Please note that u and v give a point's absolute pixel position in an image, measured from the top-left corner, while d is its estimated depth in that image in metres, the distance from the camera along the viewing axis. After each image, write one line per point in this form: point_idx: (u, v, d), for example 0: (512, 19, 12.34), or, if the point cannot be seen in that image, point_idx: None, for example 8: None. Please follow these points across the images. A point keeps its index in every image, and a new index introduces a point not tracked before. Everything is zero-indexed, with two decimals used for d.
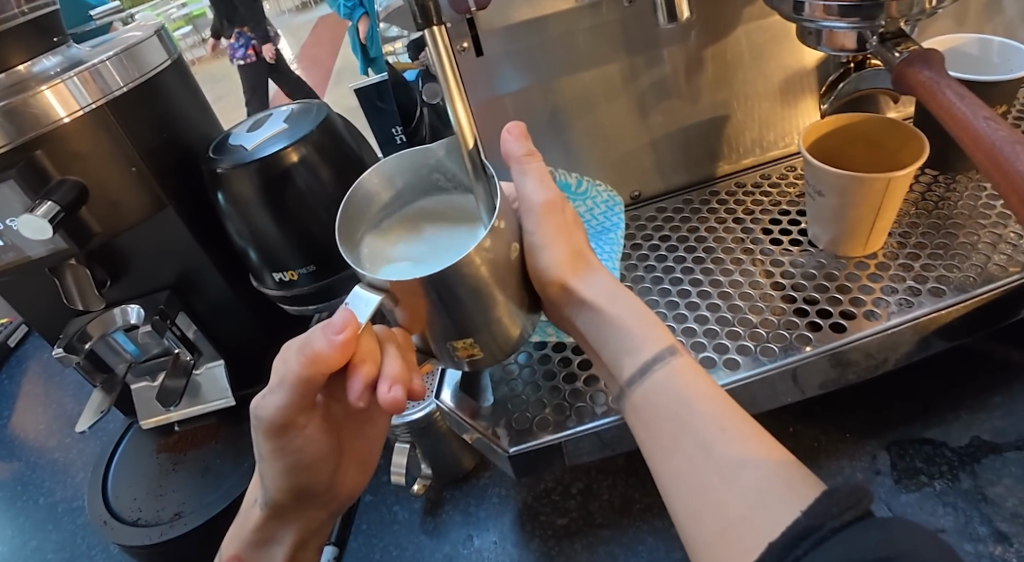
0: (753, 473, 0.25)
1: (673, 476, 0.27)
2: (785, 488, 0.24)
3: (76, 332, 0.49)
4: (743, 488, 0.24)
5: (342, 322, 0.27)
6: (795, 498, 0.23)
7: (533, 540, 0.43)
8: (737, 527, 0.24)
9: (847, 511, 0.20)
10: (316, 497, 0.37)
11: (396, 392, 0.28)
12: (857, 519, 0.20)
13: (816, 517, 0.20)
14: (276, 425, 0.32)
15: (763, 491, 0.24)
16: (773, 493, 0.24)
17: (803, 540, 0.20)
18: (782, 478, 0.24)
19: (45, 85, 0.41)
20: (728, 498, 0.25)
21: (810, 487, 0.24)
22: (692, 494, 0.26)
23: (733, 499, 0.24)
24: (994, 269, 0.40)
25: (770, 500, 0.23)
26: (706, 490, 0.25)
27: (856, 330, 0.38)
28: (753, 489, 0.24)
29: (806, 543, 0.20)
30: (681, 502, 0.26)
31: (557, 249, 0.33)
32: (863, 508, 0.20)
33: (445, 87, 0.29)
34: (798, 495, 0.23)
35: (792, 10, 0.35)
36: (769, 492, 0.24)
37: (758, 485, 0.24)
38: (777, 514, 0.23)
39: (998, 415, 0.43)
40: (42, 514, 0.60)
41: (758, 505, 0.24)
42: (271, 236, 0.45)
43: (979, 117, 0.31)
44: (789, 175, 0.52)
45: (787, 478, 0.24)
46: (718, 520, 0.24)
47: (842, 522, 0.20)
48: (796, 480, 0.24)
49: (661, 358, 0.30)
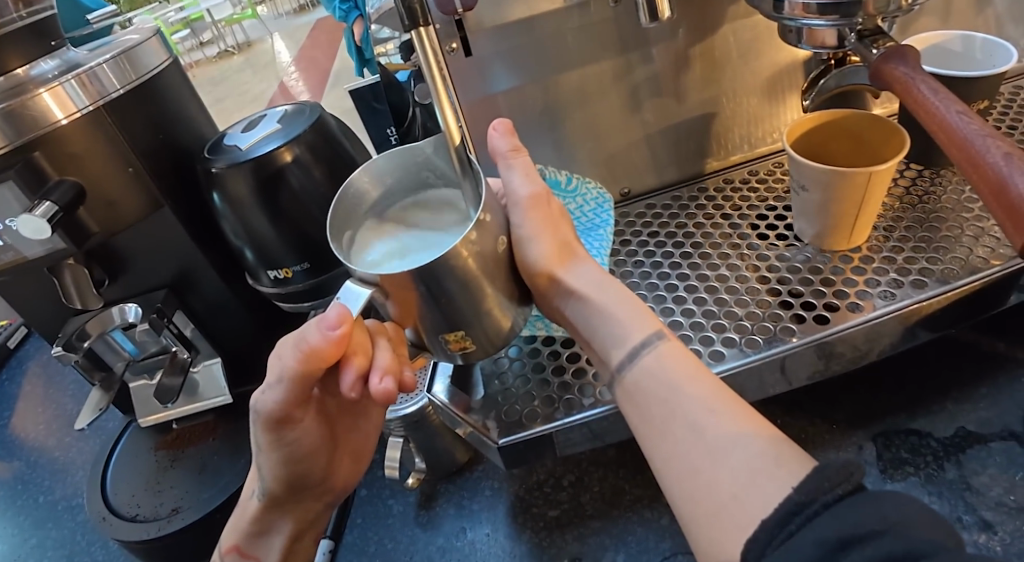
0: (742, 453, 0.25)
1: (668, 459, 0.28)
2: (774, 466, 0.24)
3: (75, 331, 0.50)
4: (734, 469, 0.25)
5: (336, 317, 0.27)
6: (784, 475, 0.24)
7: (525, 532, 0.44)
8: (730, 506, 0.24)
9: (837, 486, 0.21)
10: (311, 490, 0.38)
11: (388, 383, 0.28)
12: (847, 494, 0.21)
13: (807, 493, 0.21)
14: (271, 418, 0.32)
15: (752, 469, 0.25)
16: (762, 470, 0.24)
17: (797, 516, 0.21)
18: (770, 455, 0.25)
19: (43, 88, 0.42)
20: (720, 478, 0.25)
21: (799, 463, 0.24)
22: (686, 477, 0.27)
23: (724, 480, 0.25)
24: (977, 261, 0.41)
25: (760, 478, 0.24)
26: (699, 471, 0.26)
27: (840, 322, 0.39)
28: (743, 469, 0.25)
29: (798, 519, 0.21)
30: (676, 485, 0.27)
31: (544, 242, 0.34)
32: (853, 483, 0.21)
33: (433, 89, 0.30)
34: (786, 471, 0.24)
35: (773, 9, 0.36)
36: (758, 471, 0.24)
37: (748, 464, 0.25)
38: (767, 491, 0.23)
39: (983, 405, 0.44)
40: (42, 512, 0.61)
41: (748, 483, 0.24)
42: (267, 236, 0.45)
43: (953, 111, 0.32)
44: (777, 170, 0.53)
45: (777, 455, 0.25)
46: (711, 501, 0.25)
47: (834, 496, 0.21)
48: (784, 457, 0.25)
49: (649, 345, 0.31)
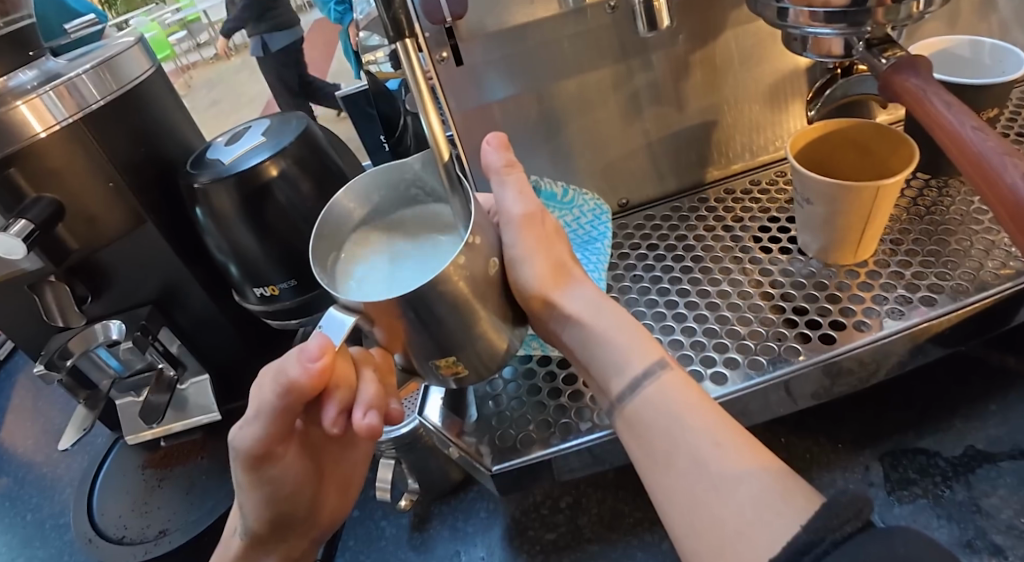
0: (749, 489, 0.24)
1: (669, 492, 0.26)
2: (782, 502, 0.23)
3: (58, 349, 0.48)
4: (740, 504, 0.24)
5: (318, 348, 0.26)
6: (793, 512, 0.23)
7: (521, 556, 0.43)
8: (735, 541, 0.23)
9: (847, 523, 0.20)
10: (296, 527, 0.36)
11: (372, 418, 0.27)
12: (857, 532, 0.20)
13: (816, 530, 0.20)
14: (251, 455, 0.31)
15: (759, 506, 0.23)
16: (769, 507, 0.23)
17: (805, 555, 0.20)
18: (777, 491, 0.24)
19: (20, 100, 0.40)
20: (725, 512, 0.24)
21: (807, 499, 0.23)
22: (688, 511, 0.25)
23: (730, 515, 0.24)
24: (987, 275, 0.39)
25: (767, 514, 0.23)
26: (703, 504, 0.25)
27: (847, 341, 0.38)
28: (748, 504, 0.24)
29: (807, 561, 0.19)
30: (678, 520, 0.26)
31: (538, 263, 0.32)
32: (863, 519, 0.20)
33: (419, 103, 0.29)
34: (795, 508, 0.23)
35: (776, 16, 0.35)
36: (765, 507, 0.23)
37: (754, 500, 0.24)
38: (775, 529, 0.22)
39: (993, 423, 0.43)
40: (29, 531, 0.59)
41: (754, 518, 0.23)
42: (251, 250, 0.44)
43: (968, 126, 0.31)
44: (779, 180, 0.51)
45: (785, 491, 0.24)
46: (715, 538, 0.24)
47: (843, 534, 0.20)
48: (792, 493, 0.23)
49: (650, 373, 0.30)
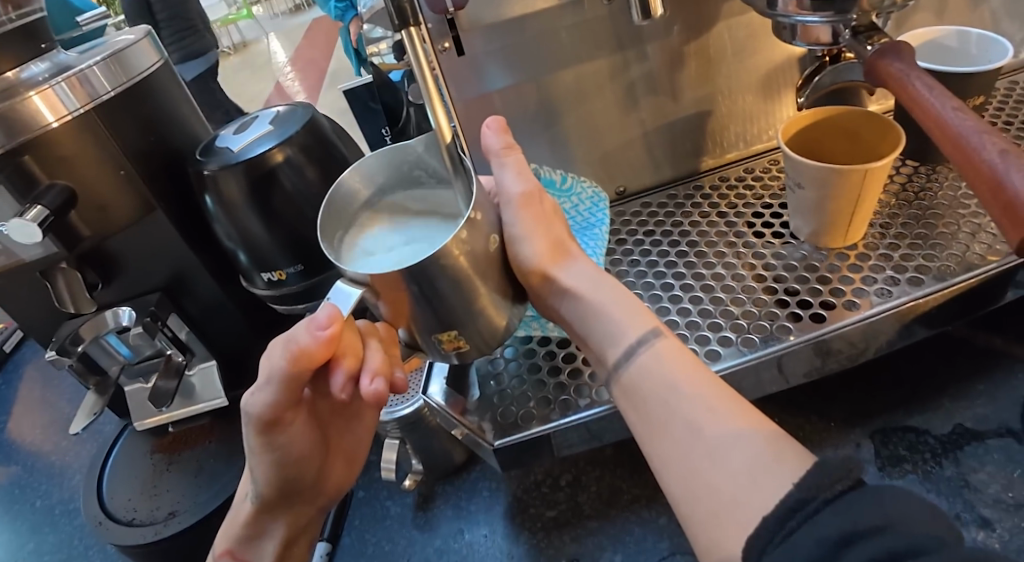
0: (742, 451, 0.25)
1: (667, 459, 0.28)
2: (774, 464, 0.24)
3: (69, 335, 0.49)
4: (734, 467, 0.25)
5: (327, 317, 0.27)
6: (784, 472, 0.23)
7: (523, 533, 0.44)
8: (730, 503, 0.24)
9: (838, 482, 0.21)
10: (303, 494, 0.38)
11: (378, 385, 0.28)
12: (848, 489, 0.21)
13: (808, 489, 0.21)
14: (262, 421, 0.32)
15: (752, 468, 0.24)
16: (761, 468, 0.24)
17: (797, 513, 0.21)
18: (770, 453, 0.25)
19: (33, 91, 0.41)
20: (721, 477, 0.25)
21: (798, 460, 0.24)
22: (686, 476, 0.26)
23: (725, 480, 0.25)
24: (973, 257, 0.41)
25: (760, 475, 0.24)
26: (699, 472, 0.26)
27: (836, 320, 0.39)
28: (743, 467, 0.25)
29: (799, 515, 0.21)
30: (676, 486, 0.27)
31: (537, 240, 0.34)
32: (853, 478, 0.21)
33: (423, 88, 0.30)
34: (786, 469, 0.24)
35: (766, 5, 0.36)
36: (758, 469, 0.24)
37: (747, 463, 0.25)
38: (768, 490, 0.23)
39: (981, 402, 0.44)
40: (39, 517, 0.60)
41: (748, 481, 0.24)
42: (258, 236, 0.45)
43: (948, 108, 0.32)
44: (772, 168, 0.53)
45: (777, 454, 0.25)
46: (712, 500, 0.25)
47: (835, 492, 0.21)
48: (784, 455, 0.24)
49: (646, 343, 0.31)
